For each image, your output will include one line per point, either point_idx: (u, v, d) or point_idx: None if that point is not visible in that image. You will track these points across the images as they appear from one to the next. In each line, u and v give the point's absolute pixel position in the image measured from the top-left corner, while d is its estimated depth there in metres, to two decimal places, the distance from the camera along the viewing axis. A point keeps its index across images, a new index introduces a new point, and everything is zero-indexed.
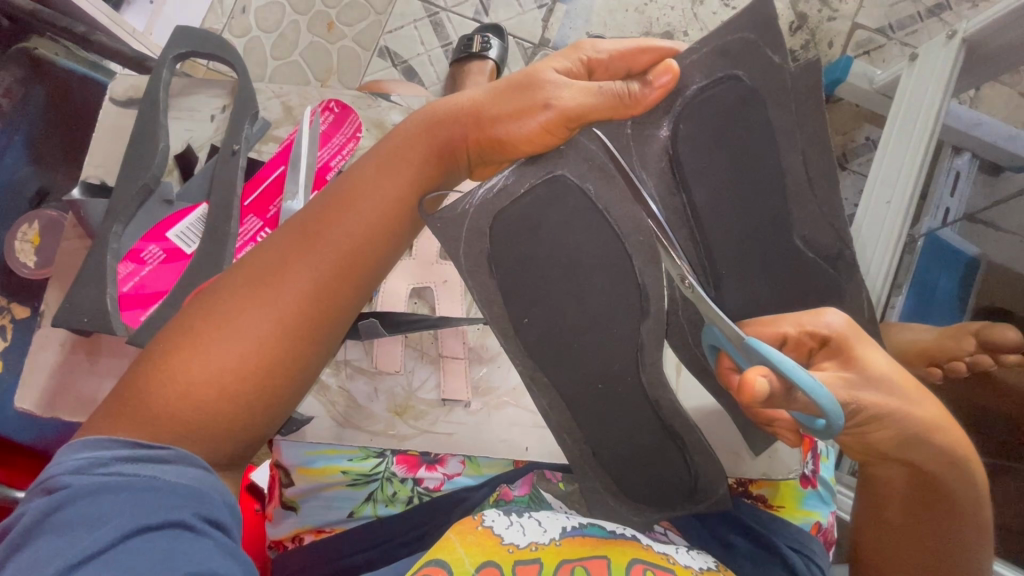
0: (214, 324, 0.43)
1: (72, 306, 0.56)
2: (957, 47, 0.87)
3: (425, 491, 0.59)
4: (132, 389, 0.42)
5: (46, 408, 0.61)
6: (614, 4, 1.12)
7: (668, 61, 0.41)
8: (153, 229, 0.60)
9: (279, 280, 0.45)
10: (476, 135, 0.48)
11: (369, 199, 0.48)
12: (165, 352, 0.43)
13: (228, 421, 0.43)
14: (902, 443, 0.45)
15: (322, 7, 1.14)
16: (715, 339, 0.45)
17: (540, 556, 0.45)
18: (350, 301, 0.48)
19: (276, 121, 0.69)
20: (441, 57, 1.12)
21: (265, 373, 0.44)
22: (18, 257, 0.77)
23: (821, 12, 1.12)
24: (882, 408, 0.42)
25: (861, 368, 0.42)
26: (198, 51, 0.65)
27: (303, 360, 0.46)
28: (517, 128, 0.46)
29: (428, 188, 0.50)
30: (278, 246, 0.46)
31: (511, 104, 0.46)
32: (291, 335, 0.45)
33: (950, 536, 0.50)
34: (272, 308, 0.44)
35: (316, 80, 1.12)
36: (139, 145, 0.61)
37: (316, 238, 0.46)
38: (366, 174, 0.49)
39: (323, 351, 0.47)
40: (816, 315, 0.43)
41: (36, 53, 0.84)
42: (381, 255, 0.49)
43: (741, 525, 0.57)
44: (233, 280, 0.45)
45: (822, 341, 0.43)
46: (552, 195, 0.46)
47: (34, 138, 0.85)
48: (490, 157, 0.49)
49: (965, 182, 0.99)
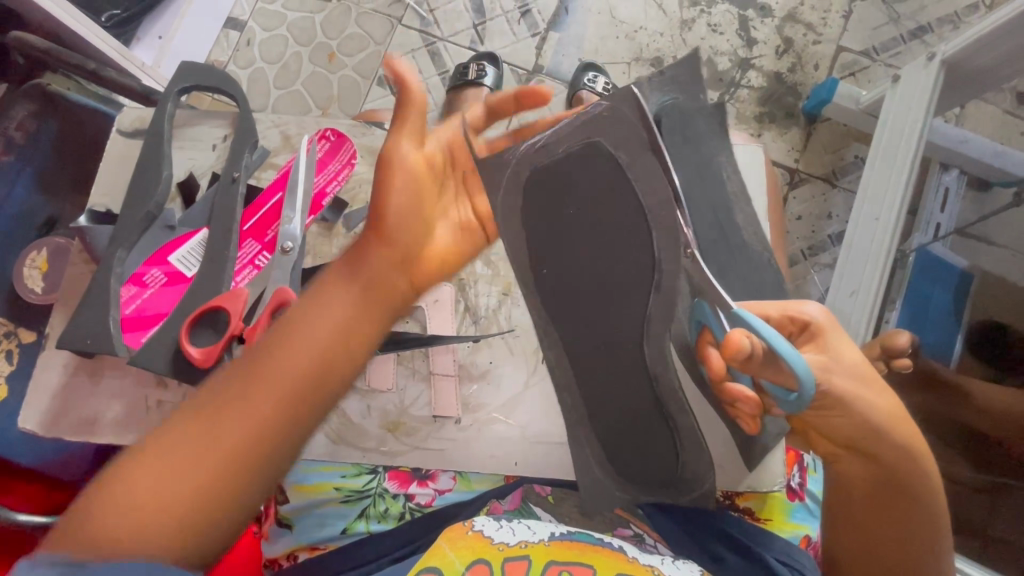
0: (174, 434, 0.41)
1: (75, 329, 0.58)
2: (936, 69, 0.91)
3: (416, 507, 0.61)
4: (81, 507, 0.39)
5: (47, 428, 0.62)
6: (604, 32, 1.16)
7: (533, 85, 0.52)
8: (154, 253, 0.62)
9: (243, 393, 0.42)
10: (385, 235, 0.47)
11: (336, 304, 0.45)
12: (121, 467, 0.40)
13: (175, 534, 0.39)
14: (860, 433, 0.45)
15: (323, 39, 1.19)
16: (701, 315, 0.48)
17: (528, 554, 0.47)
18: (317, 410, 0.44)
19: (275, 150, 0.72)
20: (439, 84, 1.17)
21: (218, 485, 0.40)
22: (26, 283, 0.81)
23: (806, 36, 1.15)
24: (849, 395, 0.44)
25: (835, 355, 0.45)
26: (202, 86, 0.68)
27: (264, 468, 0.42)
28: (384, 207, 0.47)
29: (386, 286, 0.47)
30: (246, 359, 0.44)
31: (379, 197, 0.47)
32: (250, 443, 0.41)
33: (914, 539, 0.48)
34: (233, 420, 0.41)
35: (317, 107, 1.16)
36: (143, 175, 0.64)
37: (282, 347, 0.44)
38: (333, 277, 0.47)
39: (277, 468, 0.42)
40: (800, 302, 0.46)
41: (50, 89, 0.88)
42: (351, 361, 0.46)
43: (729, 537, 0.57)
44: (186, 408, 0.43)
45: (802, 325, 0.46)
46: (585, 157, 0.47)
47: (45, 170, 0.88)
48: (397, 256, 0.47)
49: (954, 198, 1.02)
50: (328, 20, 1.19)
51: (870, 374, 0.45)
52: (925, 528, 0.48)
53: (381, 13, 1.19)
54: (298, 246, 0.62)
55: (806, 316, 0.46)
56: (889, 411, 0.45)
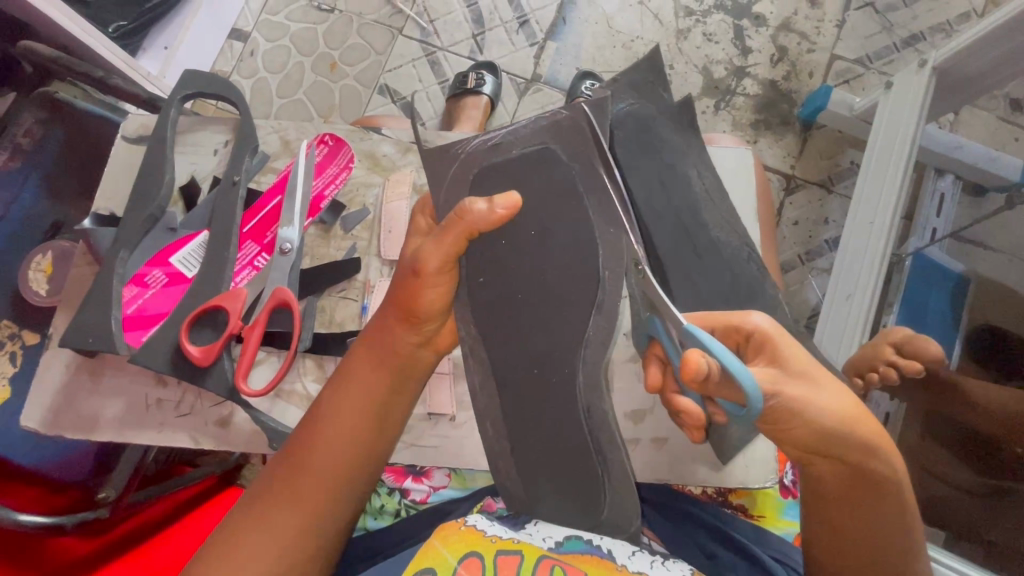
0: (252, 513, 0.49)
1: (78, 327, 0.60)
2: (928, 75, 0.93)
3: (412, 504, 0.64)
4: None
5: (50, 426, 0.63)
6: (601, 41, 1.18)
7: (513, 194, 0.42)
8: (157, 254, 0.64)
9: (297, 473, 0.50)
10: (401, 316, 0.49)
11: (361, 381, 0.51)
12: (214, 546, 0.48)
13: None
14: (825, 442, 0.42)
15: (325, 49, 1.22)
16: (652, 330, 0.48)
17: (521, 549, 0.46)
18: (365, 465, 0.52)
19: (275, 154, 0.73)
20: (439, 93, 1.19)
21: (300, 542, 0.49)
22: (30, 287, 0.83)
23: (800, 44, 1.17)
24: (803, 403, 0.41)
25: (783, 365, 0.41)
26: (204, 93, 0.70)
27: (334, 519, 0.50)
28: (414, 298, 0.47)
29: (403, 360, 0.51)
30: (295, 439, 0.51)
31: (402, 292, 0.47)
32: (315, 505, 0.49)
33: (885, 523, 0.48)
34: (295, 494, 0.49)
35: (319, 116, 1.19)
36: (145, 178, 0.65)
37: (323, 425, 0.51)
38: (353, 357, 0.52)
39: (344, 516, 0.51)
40: (743, 314, 0.44)
41: (57, 96, 0.91)
42: (385, 420, 0.52)
43: (721, 534, 0.59)
44: (259, 485, 0.51)
45: (746, 337, 0.43)
46: (539, 161, 0.49)
47: (51, 176, 0.90)
48: (423, 325, 0.49)
49: (950, 204, 1.04)
50: (329, 31, 1.22)
51: (822, 372, 0.42)
52: (888, 512, 0.47)
53: (382, 24, 1.22)
54: (296, 247, 0.63)
55: (750, 327, 0.43)
56: (851, 410, 0.42)
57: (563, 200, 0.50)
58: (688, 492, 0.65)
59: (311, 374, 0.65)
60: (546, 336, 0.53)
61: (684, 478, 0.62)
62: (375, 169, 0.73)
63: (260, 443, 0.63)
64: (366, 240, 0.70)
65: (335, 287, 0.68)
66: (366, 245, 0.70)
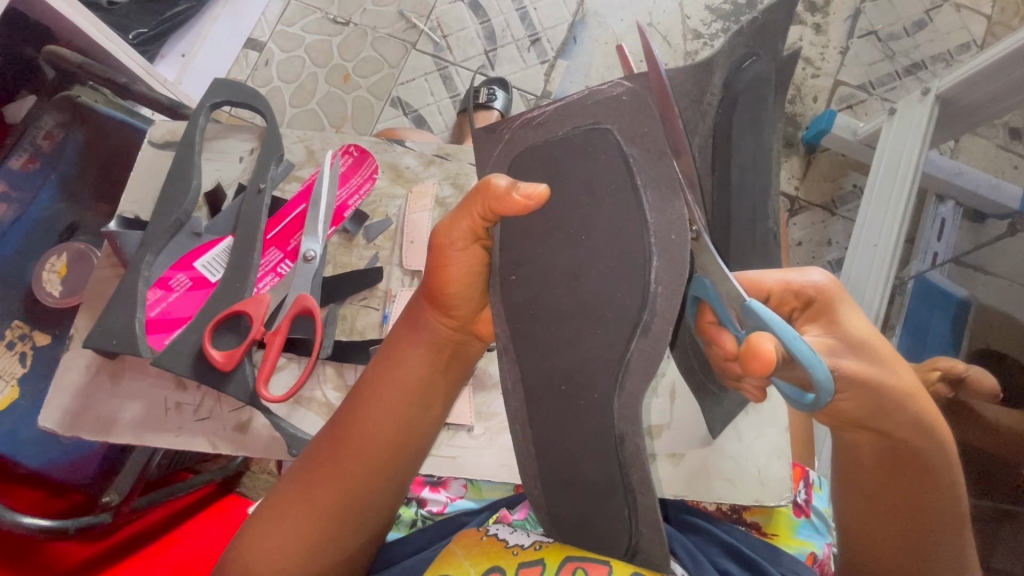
0: (297, 485, 0.51)
1: (103, 329, 0.61)
2: (931, 103, 0.95)
3: (429, 515, 0.65)
4: (240, 540, 0.51)
5: (67, 426, 0.63)
6: (610, 61, 1.21)
7: (540, 184, 0.39)
8: (181, 259, 0.65)
9: (336, 450, 0.51)
10: (434, 299, 0.48)
11: (400, 366, 0.51)
12: (264, 511, 0.52)
13: (324, 551, 0.51)
14: (874, 413, 0.43)
15: (339, 61, 1.24)
16: (702, 292, 0.42)
17: (544, 556, 0.50)
18: (404, 446, 0.52)
19: (299, 163, 0.74)
20: (450, 106, 1.21)
21: (338, 514, 0.51)
22: (44, 287, 0.84)
23: (805, 70, 1.20)
24: (867, 376, 0.41)
25: (842, 332, 0.43)
26: (232, 101, 0.71)
27: (374, 494, 0.52)
28: (444, 279, 0.46)
29: (442, 344, 0.51)
30: (337, 418, 0.52)
31: (433, 273, 0.47)
32: (355, 481, 0.51)
33: (931, 507, 0.49)
34: (335, 470, 0.51)
35: (332, 126, 1.21)
36: (173, 184, 0.66)
37: (361, 406, 0.51)
38: (394, 339, 0.52)
39: (383, 492, 0.52)
40: (802, 273, 0.46)
41: (79, 100, 0.87)
42: (423, 402, 0.52)
43: (735, 551, 0.59)
44: (302, 461, 0.53)
45: (807, 301, 0.45)
46: (592, 142, 0.40)
47: (69, 178, 0.89)
48: (454, 308, 0.48)
49: (950, 228, 1.06)
50: (343, 44, 1.24)
51: (886, 348, 0.44)
52: (931, 493, 0.48)
53: (395, 38, 1.24)
54: (320, 255, 0.64)
55: (810, 287, 0.45)
56: (905, 382, 0.43)
57: (613, 190, 0.40)
58: (702, 509, 0.65)
59: (331, 382, 0.66)
60: (573, 353, 0.43)
61: (699, 495, 0.62)
62: (397, 181, 0.74)
63: (278, 449, 0.63)
64: (387, 250, 0.71)
65: (357, 295, 0.69)
66: (388, 255, 0.71)
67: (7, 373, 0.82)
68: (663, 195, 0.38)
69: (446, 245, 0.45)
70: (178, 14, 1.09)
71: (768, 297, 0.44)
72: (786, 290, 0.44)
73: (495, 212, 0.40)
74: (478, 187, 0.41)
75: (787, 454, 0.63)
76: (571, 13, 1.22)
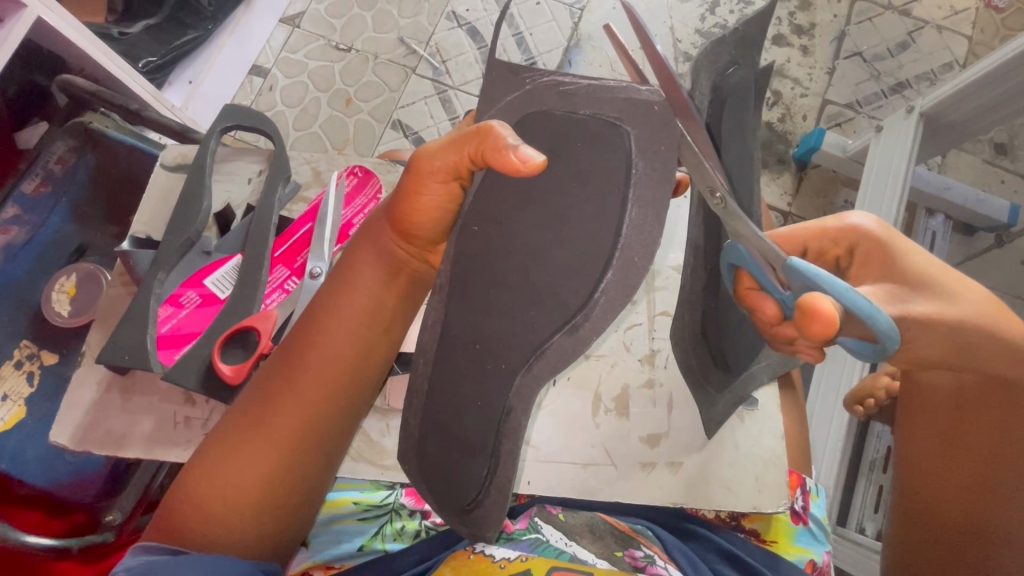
0: (256, 412, 0.53)
1: (114, 344, 0.62)
2: (916, 120, 0.99)
3: (433, 526, 0.64)
4: (196, 472, 0.53)
5: (78, 442, 0.64)
6: None
7: (538, 155, 0.38)
8: (191, 276, 0.68)
9: (295, 374, 0.53)
10: (403, 230, 0.51)
11: (364, 290, 0.54)
12: (220, 441, 0.53)
13: (281, 476, 0.53)
14: (954, 354, 0.48)
15: (341, 86, 1.28)
16: (736, 260, 0.45)
17: (530, 567, 0.54)
18: (366, 369, 0.56)
19: (306, 184, 0.78)
20: (449, 129, 1.24)
21: (298, 437, 0.53)
22: (52, 307, 0.86)
23: (794, 89, 1.24)
24: (943, 316, 0.45)
25: (899, 266, 0.47)
26: (241, 125, 0.74)
27: (334, 414, 0.55)
28: (417, 208, 0.48)
29: (407, 273, 0.54)
30: (293, 341, 0.55)
31: (404, 199, 0.48)
32: (314, 403, 0.53)
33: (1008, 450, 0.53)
34: (298, 394, 0.53)
35: (333, 148, 1.24)
36: (184, 205, 0.69)
37: (319, 329, 0.54)
38: (354, 263, 0.54)
39: (341, 414, 0.55)
40: (847, 217, 0.51)
41: (92, 126, 0.89)
42: (386, 327, 0.56)
43: (728, 553, 0.62)
44: (258, 387, 0.54)
45: (851, 249, 0.50)
46: (579, 159, 0.42)
47: (80, 202, 0.92)
48: (421, 237, 0.50)
49: (942, 241, 1.07)
50: (346, 69, 1.28)
51: (948, 277, 0.48)
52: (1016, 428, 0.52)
53: (396, 63, 1.28)
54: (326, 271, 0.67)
55: (849, 232, 0.50)
56: (981, 303, 0.48)
57: (600, 198, 0.41)
58: (702, 515, 0.66)
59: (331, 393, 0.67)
60: None
61: (699, 502, 0.63)
62: None
63: None
64: None
65: None
66: None
67: (14, 392, 0.83)
68: (643, 222, 0.38)
69: (425, 172, 0.46)
70: (185, 43, 1.13)
71: (807, 250, 0.51)
72: (823, 240, 0.50)
73: (488, 160, 0.40)
74: (477, 130, 0.41)
75: (782, 461, 0.65)
76: (566, 38, 1.27)
